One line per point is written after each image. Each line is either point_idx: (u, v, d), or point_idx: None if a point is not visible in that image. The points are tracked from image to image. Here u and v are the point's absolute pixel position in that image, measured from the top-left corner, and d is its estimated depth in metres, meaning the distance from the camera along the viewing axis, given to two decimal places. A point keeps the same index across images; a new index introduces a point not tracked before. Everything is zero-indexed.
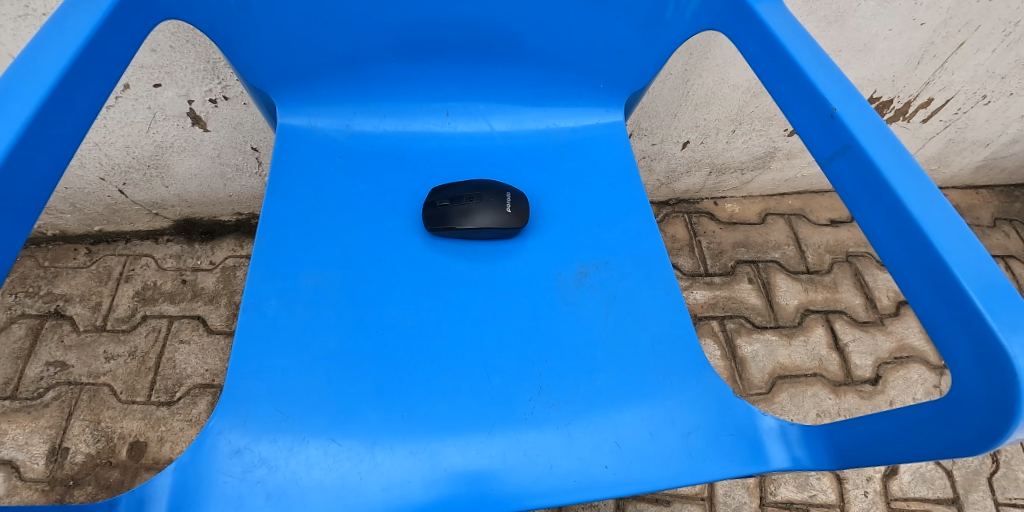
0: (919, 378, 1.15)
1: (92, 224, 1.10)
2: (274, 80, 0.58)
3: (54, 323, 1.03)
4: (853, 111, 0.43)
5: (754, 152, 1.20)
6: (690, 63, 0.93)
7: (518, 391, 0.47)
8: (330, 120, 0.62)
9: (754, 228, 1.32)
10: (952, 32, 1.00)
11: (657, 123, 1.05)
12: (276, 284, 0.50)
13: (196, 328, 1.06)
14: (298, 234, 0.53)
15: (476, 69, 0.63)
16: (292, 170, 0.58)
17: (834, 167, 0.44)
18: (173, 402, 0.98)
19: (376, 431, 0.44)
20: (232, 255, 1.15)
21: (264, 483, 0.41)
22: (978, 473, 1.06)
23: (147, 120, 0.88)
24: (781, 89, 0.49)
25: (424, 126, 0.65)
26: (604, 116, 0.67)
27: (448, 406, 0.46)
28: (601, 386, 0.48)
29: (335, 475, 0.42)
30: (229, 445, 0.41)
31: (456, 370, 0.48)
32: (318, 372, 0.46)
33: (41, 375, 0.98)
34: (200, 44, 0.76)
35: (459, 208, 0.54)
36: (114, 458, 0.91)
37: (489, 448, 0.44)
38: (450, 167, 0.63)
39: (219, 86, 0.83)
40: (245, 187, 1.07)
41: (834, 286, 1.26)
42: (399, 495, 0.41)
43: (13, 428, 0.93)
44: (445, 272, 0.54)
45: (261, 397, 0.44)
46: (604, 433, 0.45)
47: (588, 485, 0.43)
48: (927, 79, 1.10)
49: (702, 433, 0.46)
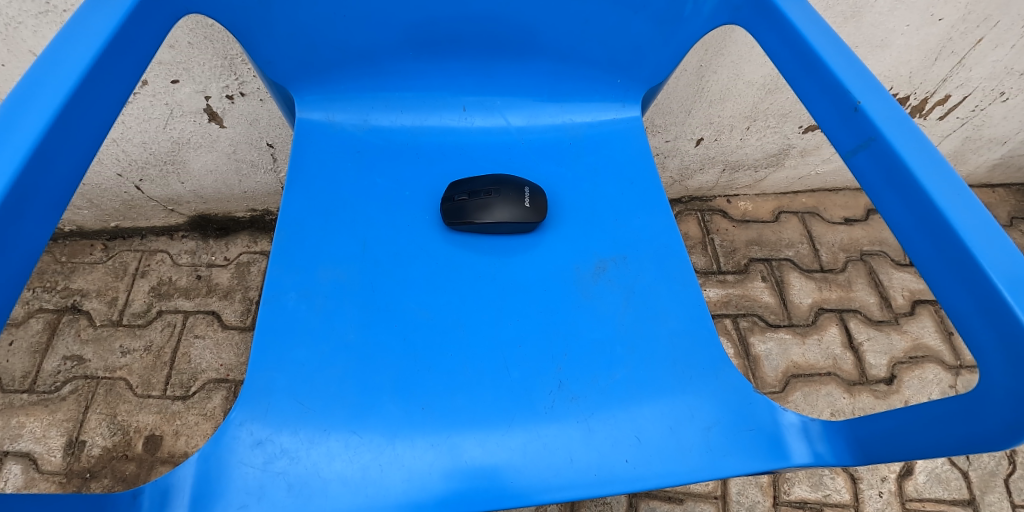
0: (935, 378, 1.13)
1: (108, 220, 1.11)
2: (292, 76, 0.58)
3: (71, 318, 1.05)
4: (877, 104, 0.43)
5: (768, 149, 1.19)
6: (705, 59, 0.92)
7: (537, 383, 0.47)
8: (347, 114, 0.63)
9: (767, 227, 1.31)
10: (971, 28, 0.99)
11: (671, 120, 1.05)
12: (296, 276, 0.50)
13: (211, 323, 1.07)
14: (316, 227, 0.53)
15: (492, 64, 0.63)
16: (310, 164, 0.58)
17: (857, 160, 0.44)
18: (188, 396, 0.99)
19: (396, 423, 0.44)
20: (246, 251, 1.16)
21: (286, 474, 0.41)
22: (995, 474, 1.04)
23: (164, 116, 0.89)
24: (802, 83, 0.48)
25: (440, 120, 0.65)
26: (621, 111, 0.66)
27: (467, 400, 0.46)
28: (620, 380, 0.48)
29: (355, 467, 0.42)
30: (250, 436, 0.42)
31: (475, 364, 0.48)
32: (337, 365, 0.46)
33: (58, 369, 0.99)
34: (218, 40, 0.77)
35: (476, 203, 0.54)
36: (130, 452, 0.92)
37: (508, 441, 0.44)
38: (466, 161, 0.63)
39: (236, 82, 0.84)
40: (259, 184, 1.07)
41: (848, 285, 1.25)
42: (419, 487, 0.42)
43: (32, 421, 0.94)
44: (463, 266, 0.54)
45: (281, 390, 0.44)
46: (623, 427, 0.45)
47: (608, 479, 0.43)
48: (945, 76, 1.09)
49: (721, 428, 0.45)
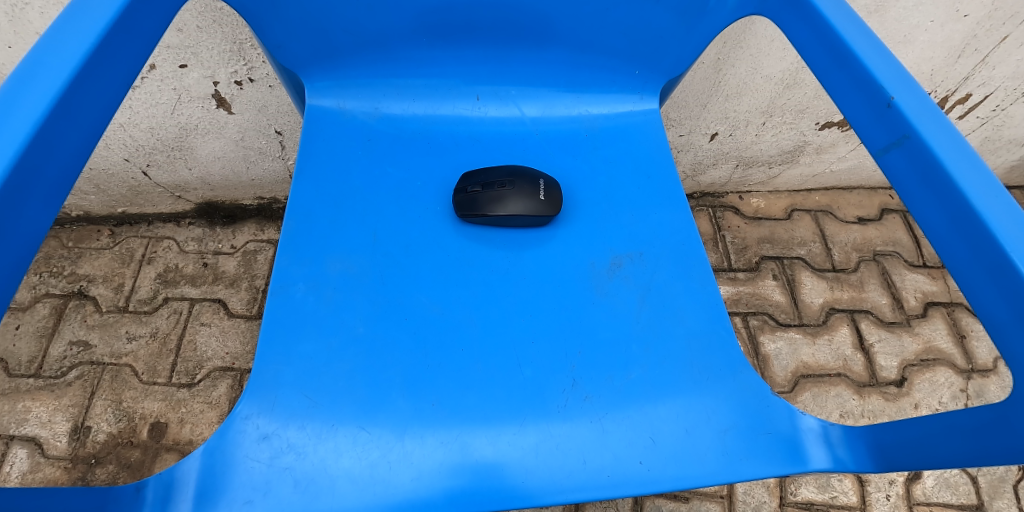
0: (946, 381, 1.12)
1: (115, 206, 1.11)
2: (303, 62, 0.57)
3: (77, 303, 1.04)
4: (912, 99, 0.41)
5: (783, 146, 1.17)
6: (723, 52, 0.90)
7: (551, 382, 0.46)
8: (359, 102, 0.61)
9: (780, 224, 1.30)
10: (997, 25, 0.96)
11: (686, 114, 1.03)
12: (304, 266, 0.49)
13: (217, 311, 1.06)
14: (326, 216, 0.52)
15: (508, 53, 0.61)
16: (320, 151, 0.56)
17: (889, 159, 0.42)
18: (194, 384, 0.98)
19: (406, 420, 0.43)
20: (253, 240, 1.15)
21: (293, 469, 0.40)
22: (1004, 480, 1.03)
23: (172, 101, 0.88)
24: (833, 78, 0.47)
25: (454, 110, 0.64)
26: (639, 104, 0.65)
27: (479, 397, 0.45)
28: (635, 380, 0.47)
29: (364, 464, 0.41)
30: (257, 430, 0.41)
31: (487, 360, 0.47)
32: (347, 359, 0.45)
33: (64, 354, 0.99)
34: (227, 24, 0.75)
35: (489, 195, 0.53)
36: (135, 438, 0.92)
37: (521, 440, 0.43)
38: (480, 152, 0.61)
39: (245, 67, 0.82)
40: (267, 171, 1.06)
41: (860, 285, 1.23)
42: (427, 484, 0.41)
43: (37, 406, 0.94)
44: (475, 260, 0.52)
45: (289, 383, 0.43)
46: (638, 428, 0.44)
47: (622, 482, 0.42)
48: (967, 74, 1.06)
49: (737, 431, 0.44)
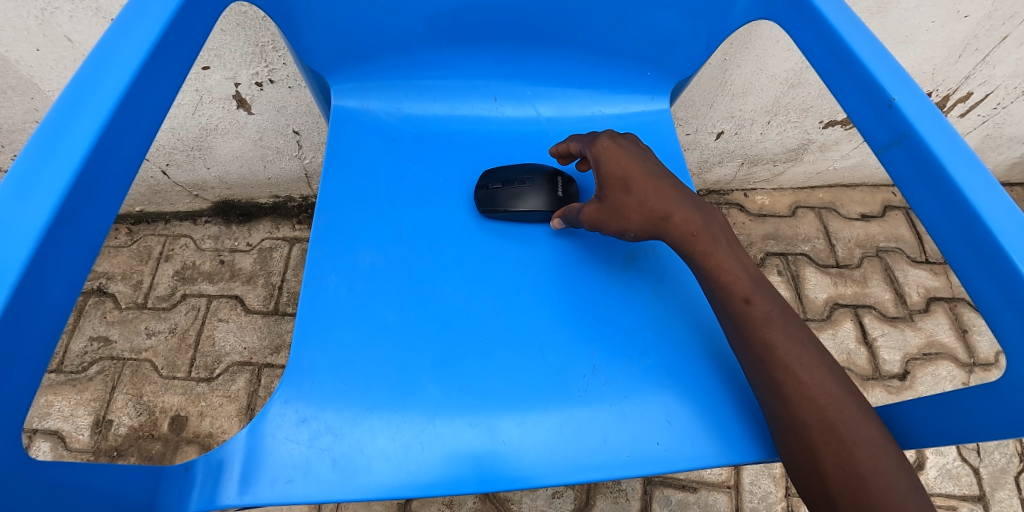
0: (948, 375, 1.14)
1: (134, 205, 1.13)
2: (328, 63, 0.59)
3: (97, 300, 1.07)
4: (911, 100, 0.43)
5: (788, 144, 1.19)
6: (730, 53, 0.92)
7: (573, 367, 0.48)
8: (381, 103, 0.63)
9: (784, 221, 1.32)
10: (997, 25, 0.98)
11: (693, 113, 1.05)
12: (335, 259, 0.51)
13: (234, 307, 1.08)
14: (355, 211, 0.55)
15: (524, 54, 0.64)
16: (347, 149, 0.59)
17: (890, 156, 0.44)
18: (213, 378, 1.01)
19: (435, 404, 0.45)
20: (268, 237, 1.17)
21: (331, 450, 0.42)
22: (1005, 471, 1.05)
23: (194, 102, 0.90)
24: (836, 79, 0.49)
25: (472, 110, 0.66)
26: (650, 104, 0.67)
27: (504, 381, 0.47)
28: (653, 366, 0.49)
29: (398, 444, 0.43)
30: (296, 414, 0.43)
31: (511, 347, 0.49)
32: (378, 346, 0.47)
33: (85, 349, 1.02)
34: (250, 27, 0.77)
35: (509, 192, 0.55)
36: (156, 431, 0.95)
37: (545, 422, 0.45)
38: (498, 151, 0.64)
39: (266, 69, 0.84)
40: (284, 170, 1.08)
41: (864, 281, 1.25)
42: (457, 463, 0.43)
43: (60, 400, 0.97)
44: (496, 253, 0.55)
45: (324, 369, 0.45)
46: (655, 411, 0.46)
47: (640, 461, 0.44)
48: (968, 73, 1.08)
49: (750, 413, 0.46)
